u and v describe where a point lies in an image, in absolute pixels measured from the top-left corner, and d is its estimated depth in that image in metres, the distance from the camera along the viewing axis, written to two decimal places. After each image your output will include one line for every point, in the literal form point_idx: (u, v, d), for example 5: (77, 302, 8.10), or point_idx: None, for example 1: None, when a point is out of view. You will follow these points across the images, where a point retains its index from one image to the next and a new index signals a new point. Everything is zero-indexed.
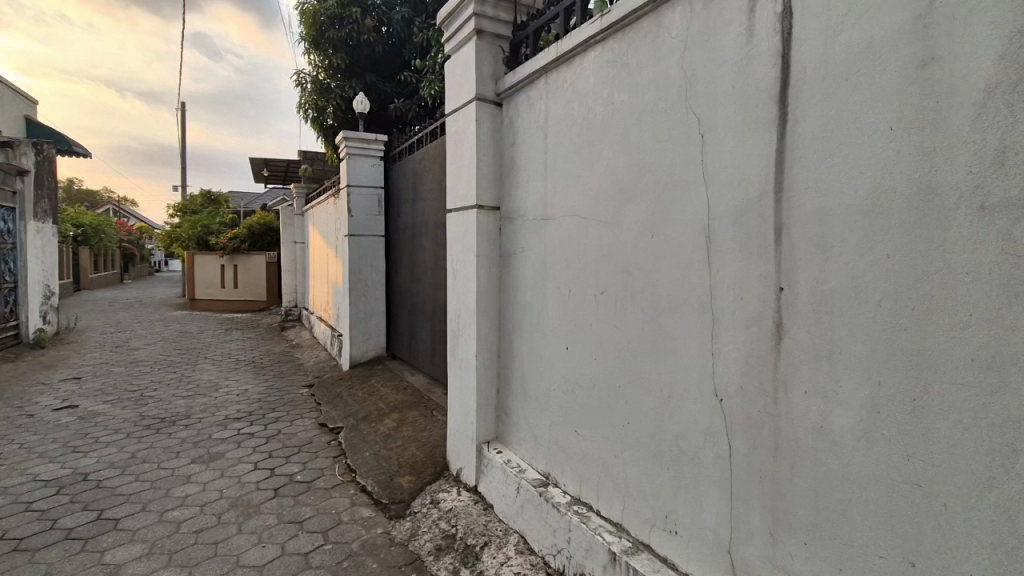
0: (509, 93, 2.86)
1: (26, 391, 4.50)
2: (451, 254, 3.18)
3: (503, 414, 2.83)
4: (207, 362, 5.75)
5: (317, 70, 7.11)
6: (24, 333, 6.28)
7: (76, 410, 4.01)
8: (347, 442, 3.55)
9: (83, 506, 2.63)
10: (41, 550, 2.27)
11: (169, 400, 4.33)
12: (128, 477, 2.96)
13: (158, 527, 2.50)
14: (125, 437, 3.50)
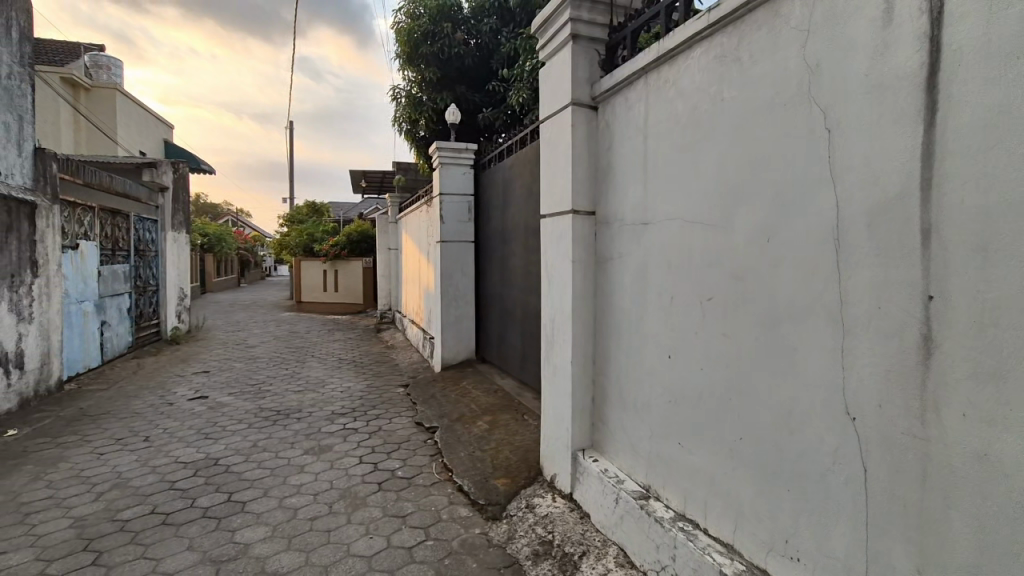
0: (605, 97, 2.83)
1: (168, 381, 5.10)
2: (545, 259, 3.19)
3: (599, 422, 2.78)
4: (314, 360, 6.20)
5: (411, 85, 7.48)
6: (164, 330, 7.14)
7: (207, 401, 4.48)
8: (443, 442, 3.66)
9: (216, 488, 2.92)
10: (184, 525, 2.55)
11: (283, 394, 4.71)
12: (251, 464, 3.25)
13: (279, 512, 2.72)
14: (248, 427, 3.86)
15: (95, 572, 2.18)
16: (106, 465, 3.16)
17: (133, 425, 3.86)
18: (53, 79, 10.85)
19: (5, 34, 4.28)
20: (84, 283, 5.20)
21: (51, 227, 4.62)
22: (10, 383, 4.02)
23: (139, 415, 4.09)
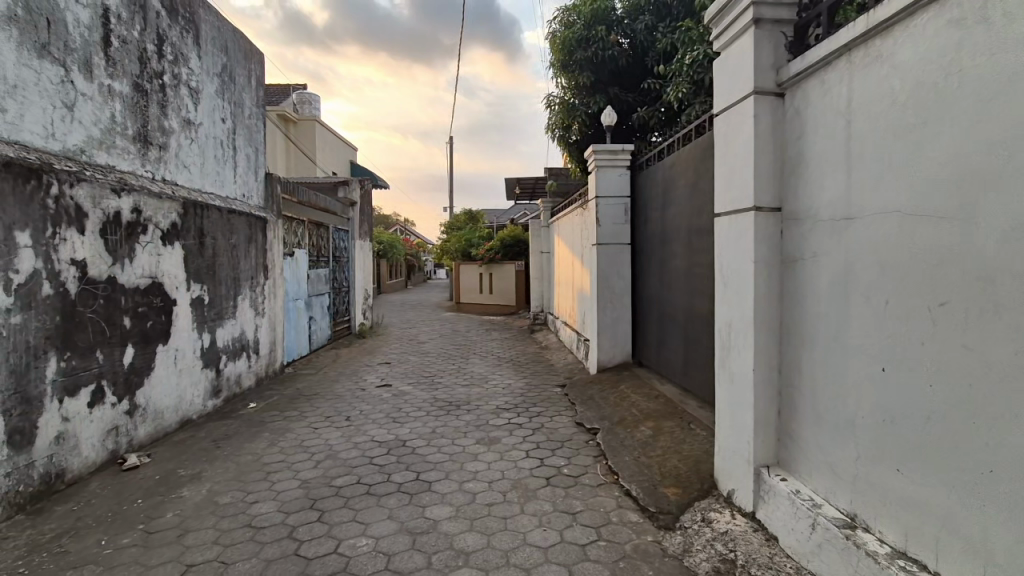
0: (794, 83, 2.57)
1: (359, 370, 5.86)
2: (720, 260, 3.02)
3: (786, 437, 2.54)
4: (477, 357, 6.62)
5: (565, 91, 7.60)
6: (353, 326, 8.22)
7: (391, 389, 5.05)
8: (606, 444, 3.64)
9: (405, 467, 3.28)
10: (383, 497, 2.90)
11: (452, 387, 5.11)
12: (433, 448, 3.58)
13: (459, 494, 2.95)
14: (426, 415, 4.25)
15: (321, 527, 2.58)
16: (319, 438, 3.74)
17: (336, 406, 4.51)
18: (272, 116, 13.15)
19: (247, 84, 5.30)
20: (298, 284, 6.21)
21: (276, 238, 5.60)
22: (250, 365, 4.97)
23: (341, 398, 4.75)
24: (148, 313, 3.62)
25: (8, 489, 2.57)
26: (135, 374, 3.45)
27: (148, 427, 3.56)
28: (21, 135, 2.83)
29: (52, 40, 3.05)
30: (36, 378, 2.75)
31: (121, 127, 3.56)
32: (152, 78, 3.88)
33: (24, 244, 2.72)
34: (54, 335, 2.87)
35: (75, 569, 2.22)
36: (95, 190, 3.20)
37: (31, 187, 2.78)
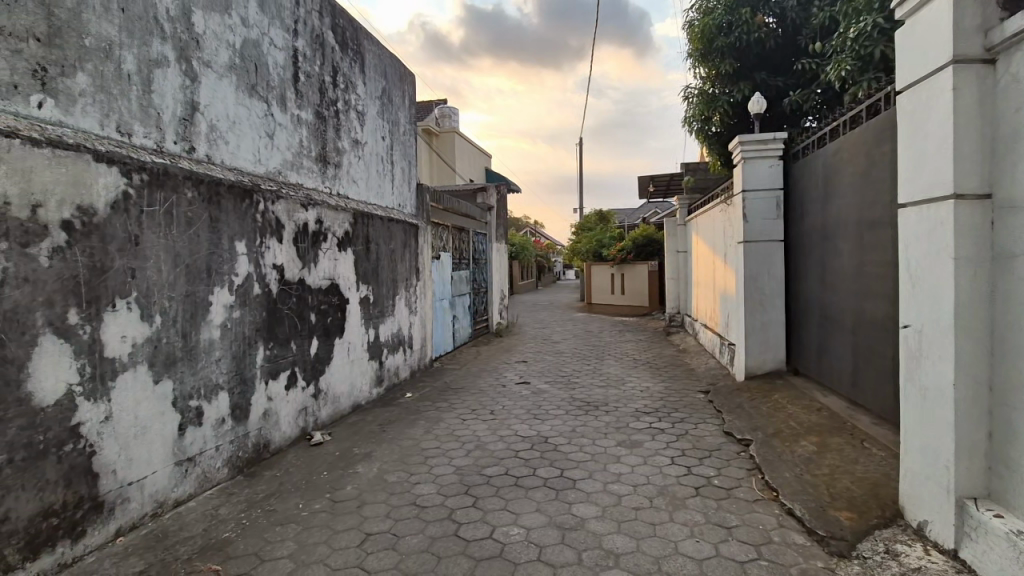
0: (1010, 46, 2.16)
1: (499, 366, 6.14)
2: (906, 257, 2.64)
3: (1001, 467, 2.14)
4: (612, 359, 6.55)
5: (704, 81, 7.16)
6: (491, 325, 8.62)
7: (530, 386, 5.21)
8: (761, 457, 3.37)
9: (549, 463, 3.36)
10: (531, 490, 3.01)
11: (590, 388, 5.12)
12: (575, 447, 3.63)
13: (604, 495, 2.95)
14: (566, 413, 4.31)
15: (476, 513, 2.75)
16: (468, 429, 3.99)
17: (482, 399, 4.77)
18: (420, 132, 14.43)
19: (402, 104, 5.84)
20: (444, 285, 6.67)
21: (425, 243, 6.08)
22: (406, 359, 5.47)
23: (485, 392, 5.03)
24: (328, 310, 4.16)
25: (232, 453, 3.14)
26: (318, 363, 4.00)
27: (328, 409, 4.10)
28: (238, 163, 3.44)
29: (259, 82, 3.66)
30: (250, 363, 3.32)
31: (307, 150, 4.14)
32: (329, 105, 4.46)
33: (241, 252, 3.30)
34: (262, 327, 3.44)
35: (282, 525, 2.63)
36: (289, 205, 3.76)
37: (245, 205, 3.36)
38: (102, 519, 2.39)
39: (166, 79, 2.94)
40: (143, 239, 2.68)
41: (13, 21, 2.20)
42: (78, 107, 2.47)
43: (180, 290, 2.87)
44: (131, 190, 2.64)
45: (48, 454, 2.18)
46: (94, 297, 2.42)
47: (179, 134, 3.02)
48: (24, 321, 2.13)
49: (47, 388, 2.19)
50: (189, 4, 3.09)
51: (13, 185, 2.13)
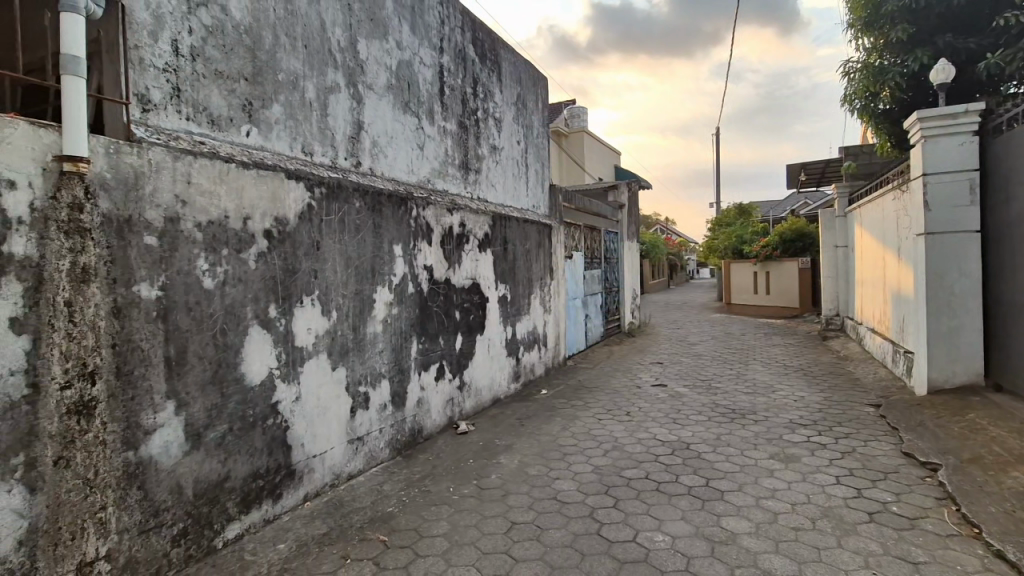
0: None
1: (633, 367, 6.01)
2: None
3: None
4: (758, 363, 6.06)
5: (869, 52, 6.28)
6: (622, 324, 8.48)
7: (667, 389, 5.02)
8: (954, 485, 2.88)
9: (693, 471, 3.21)
10: (675, 497, 2.90)
11: (735, 394, 4.79)
12: (721, 456, 3.42)
13: (758, 510, 2.74)
14: (709, 420, 4.09)
15: (617, 514, 2.73)
16: (605, 429, 3.97)
17: (617, 400, 4.71)
18: (552, 134, 14.89)
19: (535, 107, 5.98)
20: (576, 284, 6.70)
21: (559, 242, 6.17)
22: (541, 356, 5.61)
23: (620, 393, 4.96)
24: (470, 308, 4.41)
25: (392, 436, 3.48)
26: (463, 357, 4.26)
27: (471, 401, 4.35)
28: (394, 173, 3.80)
29: (411, 99, 4.00)
30: (406, 355, 3.65)
31: (451, 159, 4.44)
32: (471, 115, 4.73)
33: (398, 254, 3.64)
34: (415, 323, 3.76)
35: (436, 505, 2.85)
36: (436, 210, 4.06)
37: (401, 211, 3.70)
38: (295, 484, 2.80)
39: (338, 103, 3.34)
40: (323, 245, 3.08)
41: (229, 66, 2.67)
42: (274, 132, 2.92)
43: (351, 289, 3.24)
44: (314, 202, 3.04)
45: (256, 426, 2.61)
46: (287, 294, 2.83)
47: (349, 150, 3.42)
48: (239, 314, 2.57)
49: (255, 370, 2.62)
50: (355, 35, 3.48)
51: (231, 202, 2.59)
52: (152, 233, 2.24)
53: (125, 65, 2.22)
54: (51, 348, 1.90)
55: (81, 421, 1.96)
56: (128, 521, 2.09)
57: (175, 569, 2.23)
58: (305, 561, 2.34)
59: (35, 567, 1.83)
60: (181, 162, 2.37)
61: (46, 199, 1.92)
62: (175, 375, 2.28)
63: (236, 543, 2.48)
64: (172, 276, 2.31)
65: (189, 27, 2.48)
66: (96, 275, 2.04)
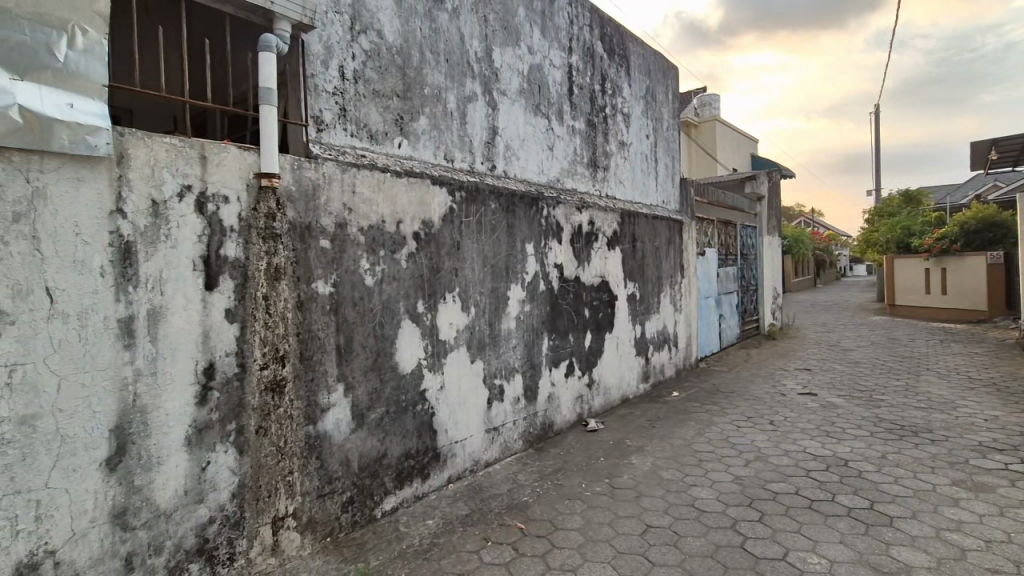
0: None
1: (775, 373, 5.54)
2: None
3: None
4: (933, 375, 5.23)
5: None
6: (761, 326, 7.86)
7: (816, 398, 4.56)
8: None
9: (853, 491, 2.89)
10: (831, 518, 2.63)
11: (903, 408, 4.20)
12: (888, 477, 3.03)
13: (938, 543, 2.38)
14: (871, 436, 3.64)
15: (764, 529, 2.55)
16: (745, 437, 3.72)
17: (758, 407, 4.39)
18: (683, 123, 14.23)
19: (665, 99, 5.77)
20: (709, 283, 6.35)
21: (690, 239, 5.89)
22: (671, 357, 5.42)
23: (761, 400, 4.61)
24: (599, 306, 4.40)
25: (525, 429, 3.61)
26: (592, 355, 4.27)
27: (600, 399, 4.35)
28: (526, 175, 3.93)
29: (542, 101, 4.09)
30: (538, 351, 3.75)
31: (580, 158, 4.47)
32: (599, 112, 4.71)
33: (530, 253, 3.75)
34: (547, 320, 3.85)
35: (569, 500, 2.90)
36: (566, 208, 4.12)
37: (533, 211, 3.80)
38: (440, 467, 3.03)
39: (475, 111, 3.54)
40: (463, 245, 3.28)
41: (383, 85, 2.96)
42: (421, 143, 3.18)
43: (488, 287, 3.42)
44: (455, 205, 3.26)
45: (408, 410, 2.87)
46: (433, 291, 3.07)
47: (485, 155, 3.61)
48: (393, 309, 2.85)
49: (406, 360, 2.89)
50: (490, 44, 3.65)
51: (387, 208, 2.87)
52: (326, 237, 2.57)
53: (305, 92, 2.58)
54: (253, 335, 2.27)
55: (274, 397, 2.32)
56: (309, 486, 2.42)
57: (345, 531, 2.54)
58: (451, 538, 2.53)
59: (244, 516, 2.21)
60: (348, 173, 2.68)
61: (249, 210, 2.30)
62: (343, 361, 2.59)
63: (392, 515, 2.76)
64: (341, 275, 2.62)
65: (352, 53, 2.80)
66: (285, 273, 2.40)
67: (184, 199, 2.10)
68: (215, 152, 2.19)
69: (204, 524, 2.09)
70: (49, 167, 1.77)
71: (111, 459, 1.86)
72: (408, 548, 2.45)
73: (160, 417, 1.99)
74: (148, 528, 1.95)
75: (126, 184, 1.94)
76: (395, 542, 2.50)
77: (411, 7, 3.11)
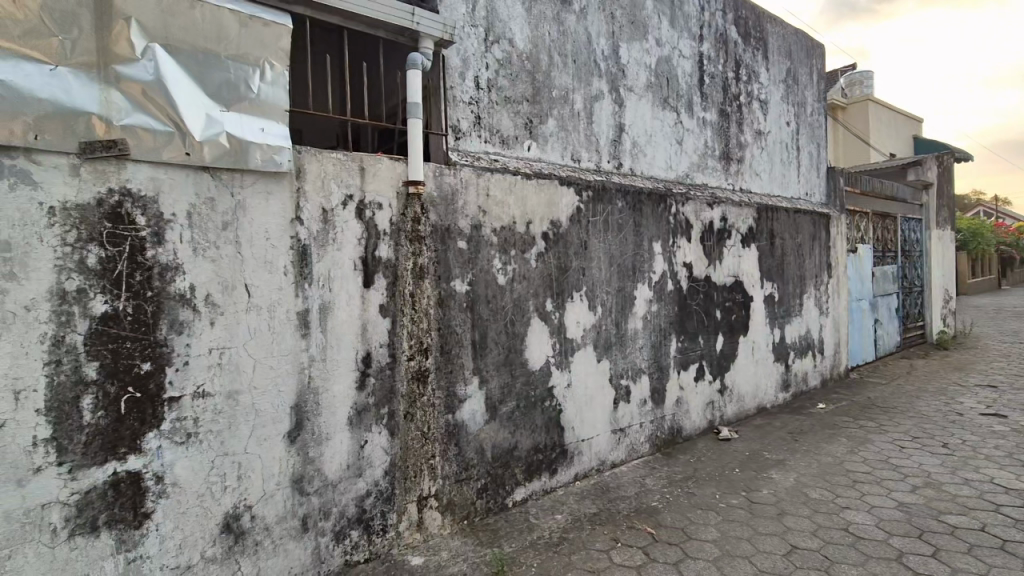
0: None
1: (949, 388, 4.78)
2: None
3: None
4: None
5: None
6: (928, 333, 6.84)
7: (1006, 421, 3.86)
8: None
9: None
10: None
11: None
12: None
13: None
14: None
15: (939, 566, 2.22)
16: (910, 459, 3.27)
17: (926, 426, 3.83)
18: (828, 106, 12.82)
19: (809, 81, 5.26)
20: (862, 283, 5.67)
21: (840, 235, 5.30)
22: (816, 365, 4.93)
23: (930, 418, 4.01)
24: (733, 307, 4.14)
25: (653, 432, 3.53)
26: (724, 359, 4.04)
27: (733, 406, 4.10)
28: (653, 171, 3.83)
29: (670, 94, 3.95)
30: (666, 353, 3.64)
31: (711, 151, 4.25)
32: (733, 101, 4.43)
33: (658, 251, 3.65)
34: (675, 320, 3.72)
35: (702, 509, 2.78)
36: (697, 205, 3.93)
37: (661, 208, 3.69)
38: (567, 463, 3.07)
39: (602, 109, 3.52)
40: (590, 244, 3.29)
41: (514, 91, 3.07)
42: (549, 145, 3.25)
43: (615, 286, 3.39)
44: (582, 205, 3.27)
45: (537, 405, 2.95)
46: (561, 290, 3.12)
47: (611, 153, 3.58)
48: (524, 307, 2.95)
49: (536, 357, 2.97)
50: (617, 41, 3.61)
51: (518, 209, 2.97)
52: (463, 238, 2.73)
53: (445, 104, 2.77)
54: (401, 329, 2.50)
55: (419, 385, 2.52)
56: (449, 470, 2.60)
57: (479, 516, 2.69)
58: (580, 535, 2.56)
59: (395, 492, 2.44)
60: (483, 178, 2.83)
61: (399, 215, 2.52)
62: (478, 356, 2.74)
63: (523, 505, 2.86)
64: (477, 274, 2.77)
65: (486, 63, 2.95)
66: (429, 273, 2.59)
67: (347, 206, 2.37)
68: (372, 164, 2.44)
69: (362, 496, 2.35)
70: (247, 183, 2.10)
71: (292, 432, 2.17)
72: (539, 539, 2.53)
73: (329, 398, 2.27)
74: (319, 494, 2.23)
75: (303, 195, 2.24)
76: (527, 532, 2.59)
77: (540, 13, 3.19)
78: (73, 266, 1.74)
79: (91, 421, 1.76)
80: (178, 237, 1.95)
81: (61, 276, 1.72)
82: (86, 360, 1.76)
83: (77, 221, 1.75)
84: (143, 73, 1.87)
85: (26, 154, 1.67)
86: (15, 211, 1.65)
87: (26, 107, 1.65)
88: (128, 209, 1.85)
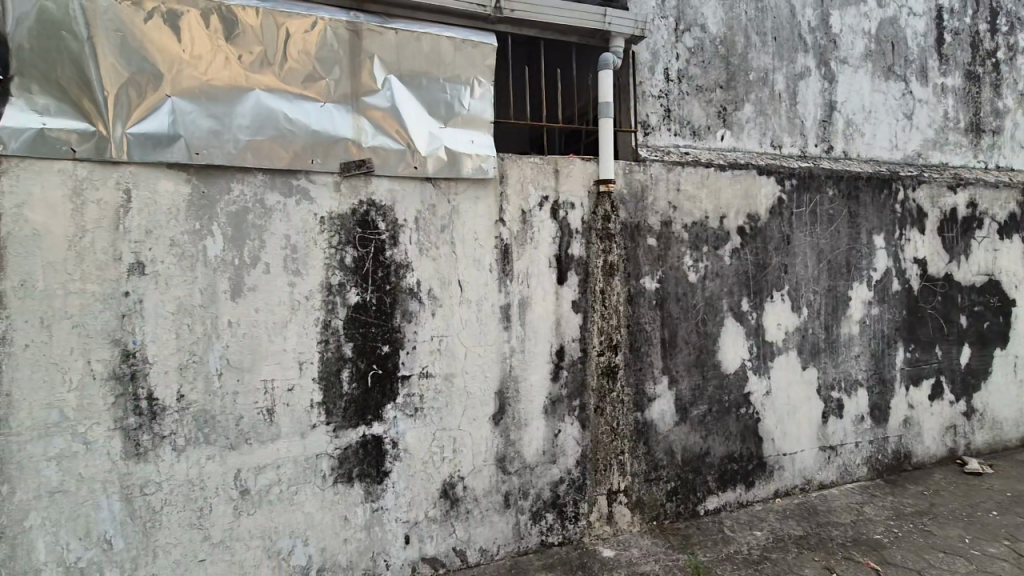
0: None
1: None
2: None
3: None
4: None
5: None
6: None
7: None
8: None
9: None
10: None
11: None
12: None
13: None
14: None
15: None
16: None
17: None
18: None
19: None
20: None
21: None
22: None
23: None
24: (985, 313, 3.38)
25: (872, 454, 3.06)
26: (971, 376, 3.32)
27: (984, 434, 3.35)
28: (873, 153, 3.31)
29: (896, 60, 3.36)
30: (890, 363, 3.12)
31: (953, 123, 3.51)
32: (986, 59, 3.60)
33: (880, 246, 3.14)
34: (902, 326, 3.17)
35: (945, 553, 2.34)
36: (934, 189, 3.29)
37: (885, 195, 3.17)
38: (765, 477, 2.84)
39: (808, 87, 3.16)
40: (794, 238, 2.97)
41: (706, 79, 2.92)
42: (745, 132, 3.02)
43: (824, 285, 3.01)
44: (785, 195, 2.97)
45: (731, 411, 2.78)
46: (759, 289, 2.88)
47: (820, 136, 3.19)
48: (717, 306, 2.79)
49: (730, 360, 2.80)
50: (828, 9, 3.19)
51: (711, 203, 2.82)
52: (653, 235, 2.69)
53: (634, 100, 2.76)
54: (592, 325, 2.56)
55: (609, 381, 2.56)
56: (638, 468, 2.59)
57: (669, 519, 2.64)
58: (785, 556, 2.34)
59: (586, 483, 2.52)
60: (673, 172, 2.75)
61: (590, 214, 2.59)
62: (668, 355, 2.68)
63: (715, 515, 2.72)
64: (667, 271, 2.71)
65: (677, 53, 2.85)
66: (619, 270, 2.61)
67: (543, 207, 2.50)
68: (565, 166, 2.54)
69: (557, 482, 2.47)
70: (461, 190, 2.36)
71: (495, 416, 2.37)
72: (736, 553, 2.38)
73: (527, 387, 2.43)
74: (519, 475, 2.41)
75: (506, 198, 2.43)
76: (722, 543, 2.46)
77: None
78: (337, 265, 2.15)
79: (348, 390, 2.16)
80: (409, 240, 2.27)
81: (329, 273, 2.14)
82: (345, 340, 2.15)
83: (339, 228, 2.16)
84: (383, 100, 2.22)
85: (306, 175, 2.11)
86: (300, 221, 2.10)
87: (306, 137, 2.08)
88: (374, 217, 2.21)
